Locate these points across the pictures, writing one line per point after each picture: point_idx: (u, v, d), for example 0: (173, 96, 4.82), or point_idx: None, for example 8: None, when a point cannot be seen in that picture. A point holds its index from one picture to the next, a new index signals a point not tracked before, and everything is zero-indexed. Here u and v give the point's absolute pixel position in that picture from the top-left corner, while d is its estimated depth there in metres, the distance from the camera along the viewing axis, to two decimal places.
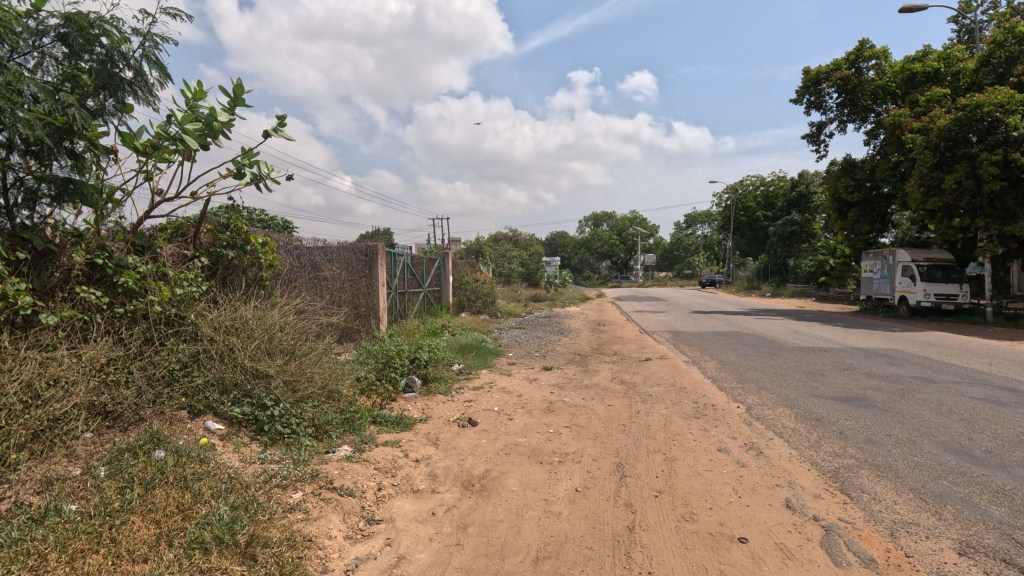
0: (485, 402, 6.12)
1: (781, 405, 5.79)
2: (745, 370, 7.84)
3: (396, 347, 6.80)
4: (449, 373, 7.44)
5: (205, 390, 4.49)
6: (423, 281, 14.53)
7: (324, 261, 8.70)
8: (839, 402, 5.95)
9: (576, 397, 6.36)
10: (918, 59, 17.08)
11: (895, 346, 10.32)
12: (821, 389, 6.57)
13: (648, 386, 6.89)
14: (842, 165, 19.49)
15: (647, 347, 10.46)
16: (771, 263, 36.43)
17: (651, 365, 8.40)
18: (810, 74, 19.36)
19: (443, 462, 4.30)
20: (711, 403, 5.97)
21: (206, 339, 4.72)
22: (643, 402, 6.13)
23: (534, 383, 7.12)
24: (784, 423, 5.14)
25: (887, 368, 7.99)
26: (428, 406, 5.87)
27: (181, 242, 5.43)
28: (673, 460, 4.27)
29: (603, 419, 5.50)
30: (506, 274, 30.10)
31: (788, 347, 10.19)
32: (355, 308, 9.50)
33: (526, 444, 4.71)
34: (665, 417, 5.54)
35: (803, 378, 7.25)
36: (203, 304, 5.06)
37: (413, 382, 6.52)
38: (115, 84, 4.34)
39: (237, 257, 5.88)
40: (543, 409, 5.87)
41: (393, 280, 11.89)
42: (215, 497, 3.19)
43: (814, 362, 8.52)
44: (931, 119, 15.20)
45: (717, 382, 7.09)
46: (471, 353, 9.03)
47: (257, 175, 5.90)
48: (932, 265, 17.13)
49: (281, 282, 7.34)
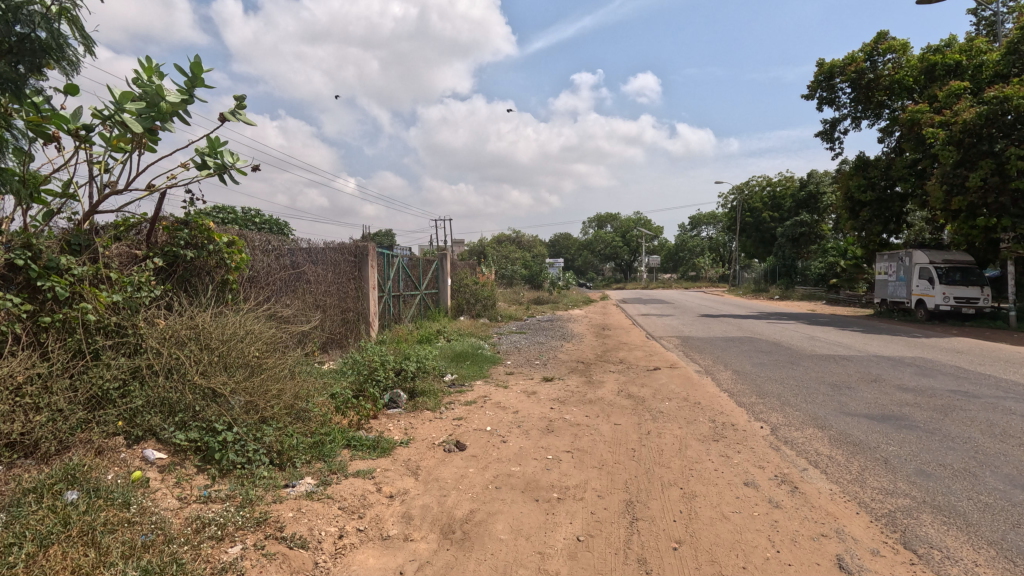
0: (476, 420, 5.47)
1: (811, 425, 5.13)
2: (764, 382, 7.17)
3: (380, 356, 6.16)
4: (439, 385, 6.79)
5: (146, 412, 3.88)
6: (420, 283, 13.96)
7: (308, 261, 8.10)
8: (875, 422, 5.29)
9: (578, 415, 5.70)
10: (939, 50, 16.42)
11: (920, 354, 9.63)
12: (852, 406, 5.88)
13: (659, 401, 6.22)
14: (854, 164, 18.63)
15: (655, 354, 9.78)
16: (779, 265, 35.62)
17: (661, 375, 7.76)
18: (823, 68, 18.65)
19: (421, 500, 3.65)
20: (730, 422, 5.31)
21: (151, 351, 4.09)
22: (653, 421, 5.46)
23: (533, 396, 6.47)
24: (819, 448, 4.48)
25: (919, 380, 7.31)
26: (412, 426, 5.24)
27: (133, 241, 4.83)
28: (692, 498, 3.62)
29: (608, 442, 4.85)
30: (509, 275, 29.69)
31: (807, 355, 9.51)
32: (345, 313, 8.96)
33: (520, 475, 4.06)
34: (679, 439, 4.88)
35: (830, 392, 6.57)
36: (153, 310, 4.45)
37: (398, 396, 5.93)
38: (33, 50, 3.69)
39: (200, 257, 5.24)
40: (541, 429, 5.21)
41: (387, 283, 11.24)
42: (125, 558, 2.53)
43: (837, 373, 7.84)
44: (954, 113, 14.56)
45: (734, 396, 6.42)
46: (466, 362, 8.40)
47: (222, 164, 5.28)
48: (951, 267, 16.41)
49: (255, 285, 6.71)
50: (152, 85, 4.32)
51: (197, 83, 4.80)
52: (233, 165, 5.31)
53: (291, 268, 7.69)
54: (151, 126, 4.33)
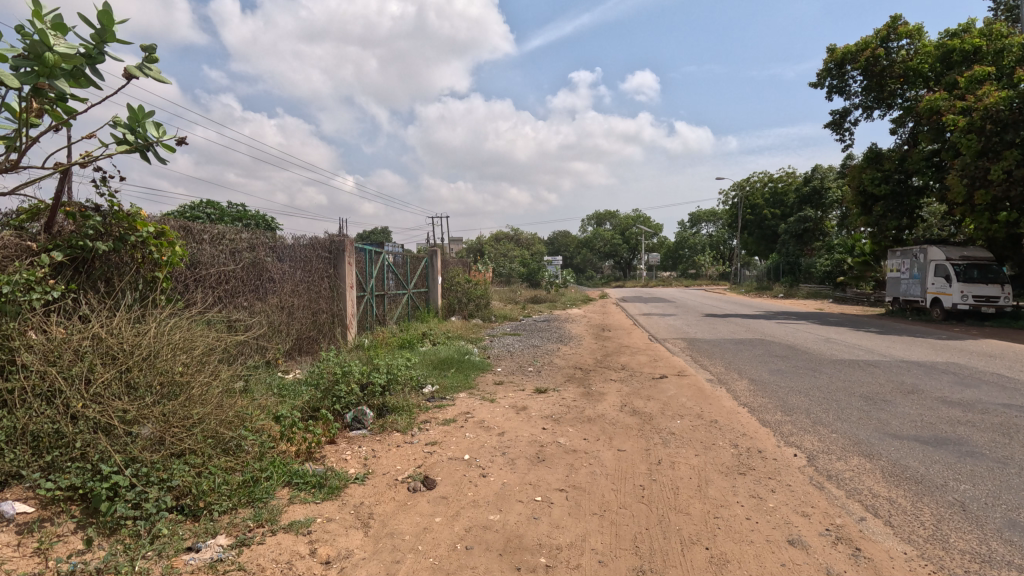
0: (451, 445, 4.59)
1: (855, 453, 4.26)
2: (786, 395, 6.31)
3: (342, 367, 5.29)
4: (415, 400, 5.89)
5: (11, 449, 3.02)
6: (408, 282, 13.06)
7: (272, 258, 7.22)
8: (929, 448, 4.41)
9: (574, 438, 4.81)
10: (957, 34, 15.56)
11: (950, 359, 8.75)
12: (895, 427, 5.00)
13: (669, 419, 5.35)
14: (866, 156, 17.72)
15: (660, 360, 8.89)
16: (783, 263, 34.66)
17: (669, 385, 6.89)
18: (834, 54, 17.74)
19: (365, 569, 2.76)
20: (756, 449, 4.44)
21: (27, 369, 3.20)
22: (665, 446, 4.59)
23: (523, 412, 5.60)
24: (873, 487, 3.60)
25: (962, 392, 6.42)
26: (374, 454, 4.36)
27: (25, 232, 3.93)
28: (723, 565, 2.75)
29: (610, 476, 3.98)
30: (506, 274, 29.03)
31: (827, 360, 8.64)
32: (317, 314, 8.06)
33: (499, 528, 3.18)
34: (697, 473, 4.01)
35: (865, 408, 5.69)
36: (43, 316, 3.58)
37: (363, 415, 5.05)
38: None
39: (116, 251, 4.33)
40: (530, 458, 4.33)
41: (369, 281, 10.33)
42: None
43: (866, 383, 6.98)
44: (977, 99, 13.69)
45: (756, 413, 5.54)
46: (450, 370, 7.52)
47: (146, 140, 4.34)
48: (969, 263, 15.53)
49: (199, 284, 5.81)
50: (34, 32, 3.42)
51: (107, 37, 3.92)
52: (158, 139, 4.38)
53: (252, 263, 6.82)
54: (33, 83, 3.45)
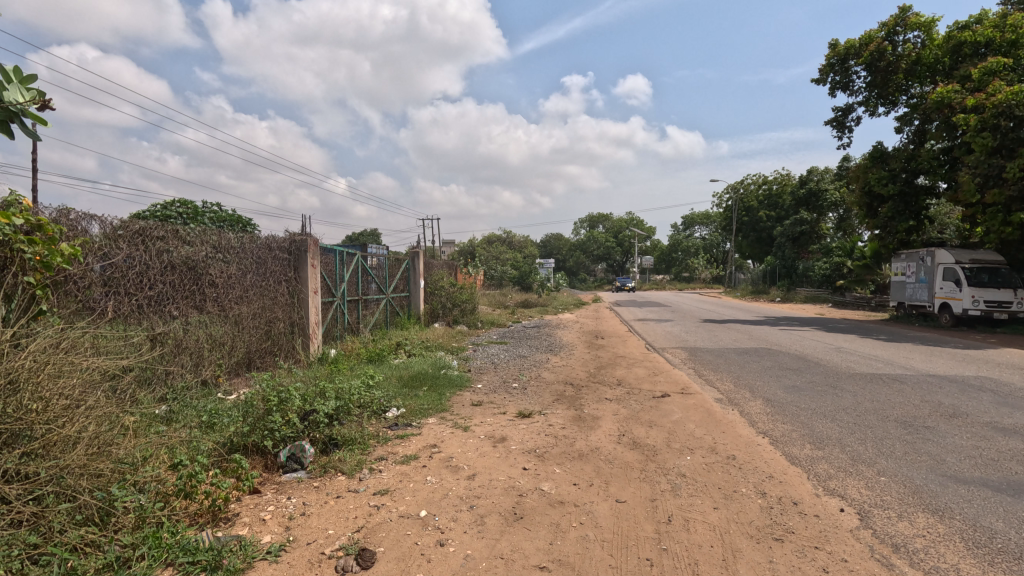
0: (406, 496, 3.61)
1: (919, 508, 3.35)
2: (810, 419, 5.41)
3: (277, 395, 4.29)
4: (373, 430, 4.93)
5: None
6: (387, 286, 12.06)
7: (216, 259, 6.21)
8: (1007, 498, 3.50)
9: (561, 483, 3.85)
10: (967, 26, 14.86)
11: (979, 373, 7.88)
12: (952, 466, 4.10)
13: (677, 454, 4.42)
14: (871, 155, 16.95)
15: (661, 374, 7.95)
16: (779, 266, 33.92)
17: (672, 407, 5.96)
18: (837, 49, 17.07)
19: None
20: (791, 501, 3.50)
21: None
22: (676, 496, 3.64)
23: (500, 445, 4.65)
24: (964, 569, 2.67)
25: (1012, 416, 5.52)
26: (303, 512, 3.38)
27: None
28: None
29: (607, 543, 3.04)
30: (498, 277, 28.78)
31: (845, 374, 7.74)
32: (271, 323, 7.06)
33: None
34: (720, 538, 3.08)
35: (906, 438, 4.79)
36: None
37: (301, 453, 4.08)
38: None
39: None
40: (504, 515, 3.37)
41: (340, 285, 9.33)
42: None
43: (897, 403, 6.05)
44: (990, 92, 12.91)
45: (779, 445, 4.63)
46: (421, 387, 6.57)
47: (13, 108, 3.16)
48: (979, 267, 14.81)
49: (106, 290, 4.81)
50: None
51: None
52: (30, 105, 3.17)
53: (190, 266, 5.82)
54: None
